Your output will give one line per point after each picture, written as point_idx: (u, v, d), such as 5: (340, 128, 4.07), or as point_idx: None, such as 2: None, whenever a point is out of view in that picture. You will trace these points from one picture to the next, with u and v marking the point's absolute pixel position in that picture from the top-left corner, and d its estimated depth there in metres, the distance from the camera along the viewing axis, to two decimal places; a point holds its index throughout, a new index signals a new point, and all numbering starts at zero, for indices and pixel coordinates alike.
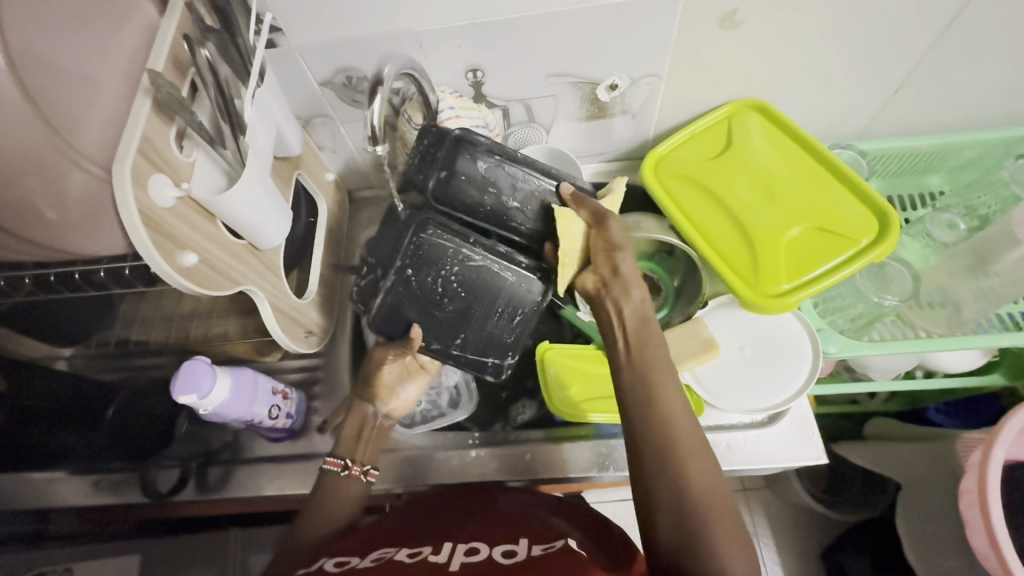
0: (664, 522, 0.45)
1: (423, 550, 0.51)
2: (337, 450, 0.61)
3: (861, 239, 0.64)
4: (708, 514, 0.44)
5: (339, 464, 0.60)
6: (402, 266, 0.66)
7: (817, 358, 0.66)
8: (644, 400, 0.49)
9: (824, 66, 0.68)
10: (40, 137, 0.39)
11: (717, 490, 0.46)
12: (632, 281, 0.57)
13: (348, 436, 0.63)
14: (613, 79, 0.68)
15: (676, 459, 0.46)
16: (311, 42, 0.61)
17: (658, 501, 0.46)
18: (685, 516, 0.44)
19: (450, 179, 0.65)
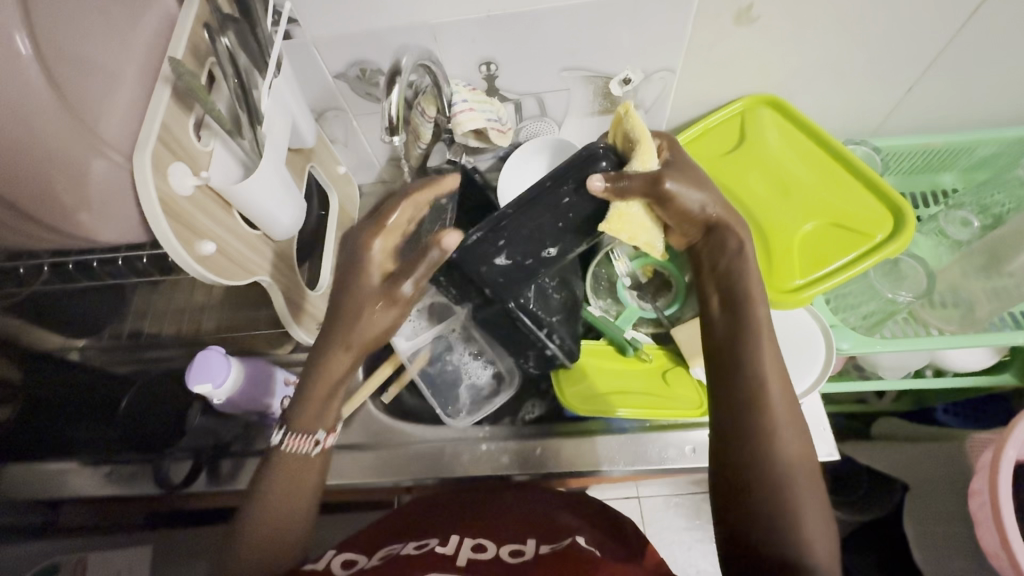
0: (746, 477, 0.42)
1: (429, 542, 0.52)
2: (297, 424, 0.51)
3: (875, 235, 0.64)
4: (796, 481, 0.41)
5: (307, 442, 0.51)
6: (549, 326, 0.59)
7: (831, 354, 0.66)
8: (748, 360, 0.45)
9: (839, 62, 0.67)
10: (63, 124, 0.39)
11: (805, 461, 0.42)
12: (732, 235, 0.52)
13: (308, 414, 0.51)
14: (627, 74, 0.68)
15: (769, 414, 0.43)
16: (327, 34, 0.61)
17: (747, 455, 0.42)
18: (769, 480, 0.41)
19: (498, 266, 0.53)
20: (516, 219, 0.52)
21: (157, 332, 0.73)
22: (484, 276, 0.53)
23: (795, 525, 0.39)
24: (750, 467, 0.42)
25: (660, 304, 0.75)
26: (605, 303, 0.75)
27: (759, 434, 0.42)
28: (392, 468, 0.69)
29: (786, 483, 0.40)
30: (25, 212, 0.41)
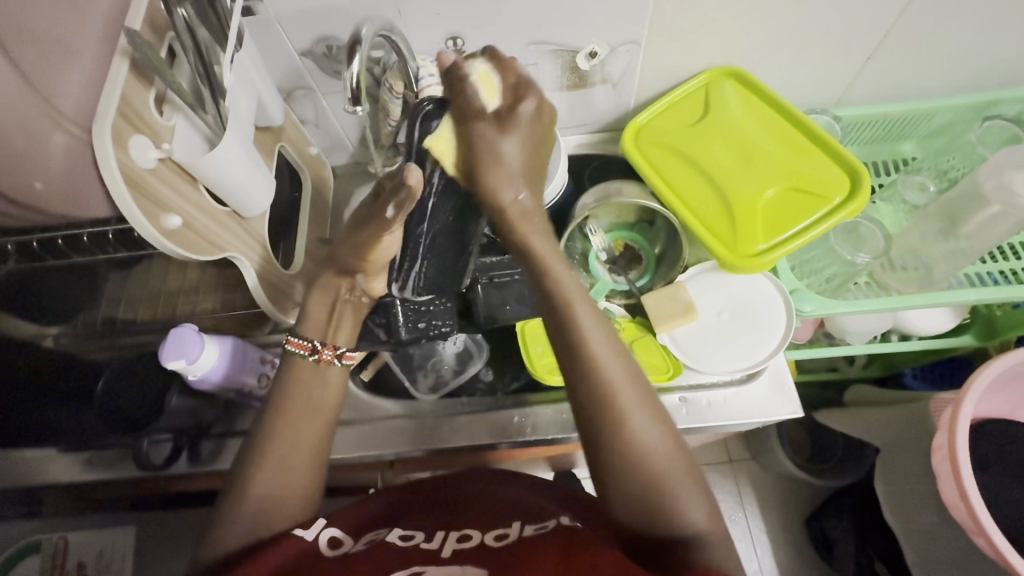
0: (616, 483, 0.43)
1: (416, 534, 0.52)
2: (306, 331, 0.56)
3: (834, 198, 0.66)
4: (668, 471, 0.43)
5: (305, 347, 0.55)
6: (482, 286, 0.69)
7: (790, 317, 0.69)
8: (603, 400, 0.44)
9: (797, 32, 0.69)
10: (20, 96, 0.40)
11: (670, 443, 0.44)
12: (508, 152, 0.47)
13: (316, 322, 0.56)
14: (592, 47, 0.69)
15: (620, 421, 0.43)
16: (289, 11, 0.61)
17: (610, 467, 0.43)
18: (640, 483, 0.42)
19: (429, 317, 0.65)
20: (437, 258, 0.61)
21: (131, 317, 0.73)
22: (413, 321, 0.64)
23: (666, 521, 0.42)
24: (614, 474, 0.43)
25: (632, 276, 0.77)
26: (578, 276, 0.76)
27: (616, 446, 0.43)
28: (372, 442, 0.70)
29: (652, 483, 0.42)
30: None
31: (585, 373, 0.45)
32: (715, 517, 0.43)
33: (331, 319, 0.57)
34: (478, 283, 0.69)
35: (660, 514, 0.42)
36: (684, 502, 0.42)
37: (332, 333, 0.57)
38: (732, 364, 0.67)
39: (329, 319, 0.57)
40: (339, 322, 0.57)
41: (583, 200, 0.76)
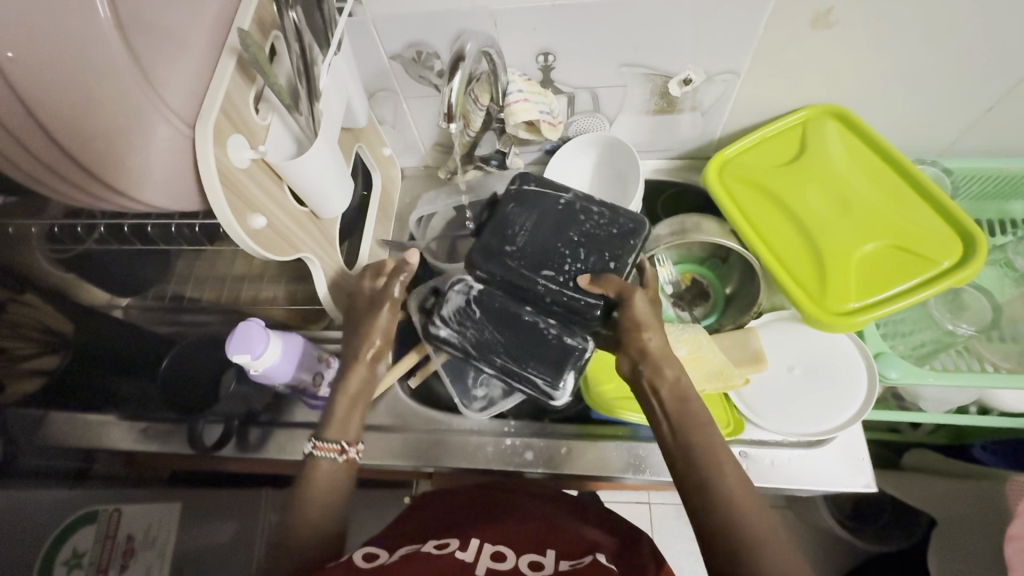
0: (702, 522, 0.46)
1: (451, 543, 0.53)
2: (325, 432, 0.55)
3: (943, 261, 0.60)
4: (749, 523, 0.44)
5: (333, 450, 0.54)
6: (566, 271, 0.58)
7: (874, 382, 0.64)
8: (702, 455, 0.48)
9: (914, 76, 0.64)
10: (132, 87, 0.40)
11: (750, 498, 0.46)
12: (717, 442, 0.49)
13: (338, 420, 0.56)
14: (687, 73, 0.66)
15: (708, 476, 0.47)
16: (386, 14, 0.60)
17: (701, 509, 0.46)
18: (734, 526, 0.44)
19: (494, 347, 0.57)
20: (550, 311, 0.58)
21: (198, 298, 0.76)
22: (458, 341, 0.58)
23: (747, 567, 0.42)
24: (700, 512, 0.46)
25: (697, 313, 0.75)
26: None
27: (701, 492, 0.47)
28: (412, 453, 0.69)
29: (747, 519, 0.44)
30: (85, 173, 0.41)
31: (690, 434, 0.50)
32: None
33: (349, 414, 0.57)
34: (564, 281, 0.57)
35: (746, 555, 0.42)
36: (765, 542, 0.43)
37: (349, 425, 0.57)
38: (803, 426, 0.63)
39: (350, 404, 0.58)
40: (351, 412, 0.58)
41: (657, 230, 0.73)
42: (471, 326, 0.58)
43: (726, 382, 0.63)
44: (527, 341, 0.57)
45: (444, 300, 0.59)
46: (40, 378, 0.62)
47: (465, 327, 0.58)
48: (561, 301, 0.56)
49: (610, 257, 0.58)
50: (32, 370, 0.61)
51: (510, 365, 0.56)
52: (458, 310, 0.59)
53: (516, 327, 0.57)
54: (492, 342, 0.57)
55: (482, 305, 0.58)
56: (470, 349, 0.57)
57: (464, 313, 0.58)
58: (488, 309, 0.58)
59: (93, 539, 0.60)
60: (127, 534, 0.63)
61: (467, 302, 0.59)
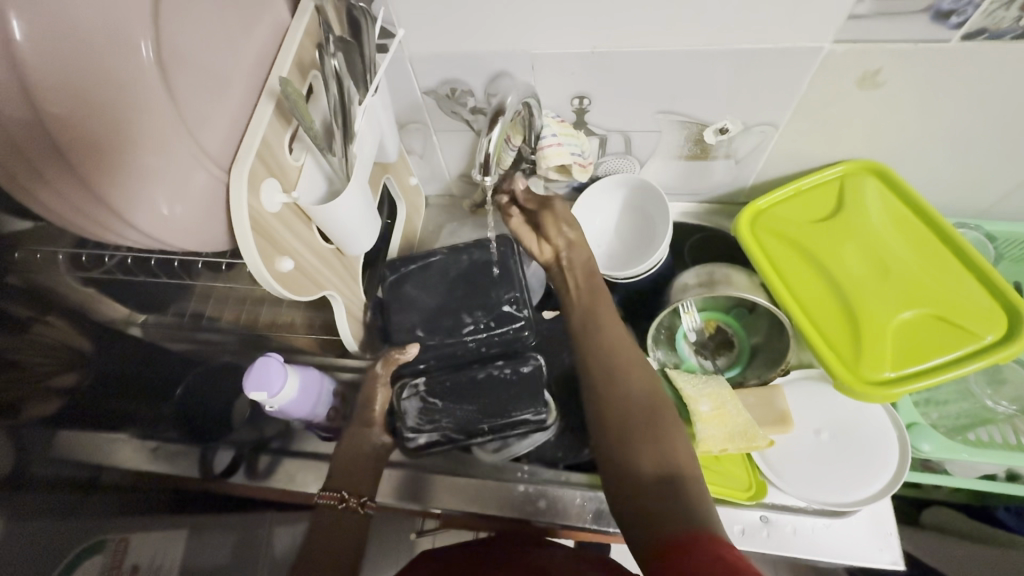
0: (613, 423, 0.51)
1: None
2: (331, 482, 0.60)
3: (984, 335, 0.59)
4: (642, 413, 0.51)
5: (334, 498, 0.58)
6: (477, 322, 0.67)
7: (905, 455, 0.62)
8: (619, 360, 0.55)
9: (962, 139, 0.62)
10: (170, 133, 0.39)
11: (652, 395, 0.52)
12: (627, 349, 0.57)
13: (344, 470, 0.61)
14: (725, 123, 0.64)
15: (616, 374, 0.54)
16: (423, 52, 0.60)
17: (608, 405, 0.52)
18: (639, 417, 0.51)
19: (478, 425, 0.64)
20: (491, 367, 0.66)
21: (216, 317, 0.75)
22: (450, 433, 0.64)
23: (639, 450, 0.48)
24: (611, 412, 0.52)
25: (720, 364, 0.72)
26: (664, 355, 0.71)
27: (610, 389, 0.53)
28: (421, 492, 0.67)
29: (653, 407, 0.51)
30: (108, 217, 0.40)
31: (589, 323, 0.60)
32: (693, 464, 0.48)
33: (355, 467, 0.62)
34: (478, 332, 0.67)
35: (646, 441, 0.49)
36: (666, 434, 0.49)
37: (361, 484, 0.61)
38: (826, 495, 0.61)
39: (353, 466, 0.61)
40: (363, 469, 0.62)
41: (684, 277, 0.72)
42: (450, 421, 0.64)
43: (749, 442, 0.61)
44: (491, 397, 0.65)
45: (402, 412, 0.64)
46: (62, 397, 0.61)
47: (437, 421, 0.64)
48: (492, 344, 0.67)
49: (506, 286, 0.69)
50: (55, 389, 0.61)
51: (496, 422, 0.63)
52: (421, 413, 0.65)
53: (475, 392, 0.65)
54: (468, 415, 0.64)
55: (436, 394, 0.65)
56: (453, 434, 0.64)
57: (428, 411, 0.65)
58: (444, 396, 0.65)
59: (100, 569, 0.53)
60: (133, 565, 0.55)
61: (424, 402, 0.65)
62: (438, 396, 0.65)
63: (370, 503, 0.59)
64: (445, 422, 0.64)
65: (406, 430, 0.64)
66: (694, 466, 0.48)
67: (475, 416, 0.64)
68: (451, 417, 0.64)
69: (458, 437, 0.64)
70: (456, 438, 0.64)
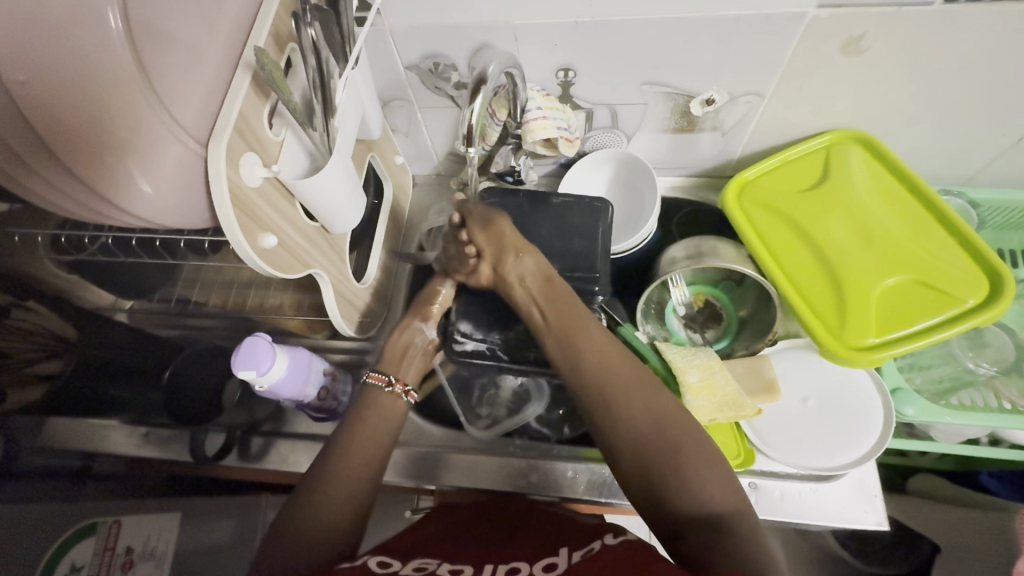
0: (632, 479, 0.46)
1: (464, 568, 0.46)
2: (381, 365, 0.62)
3: (967, 299, 0.60)
4: (599, 381, 0.49)
5: (382, 380, 0.59)
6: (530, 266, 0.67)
7: (890, 417, 0.63)
8: (613, 386, 0.48)
9: (944, 106, 0.62)
10: (142, 103, 0.38)
11: (609, 355, 0.51)
12: (560, 327, 0.54)
13: (392, 355, 0.64)
14: (710, 94, 0.64)
15: (619, 417, 0.47)
16: (404, 26, 0.59)
17: (622, 456, 0.46)
18: (655, 461, 0.45)
19: (527, 351, 0.62)
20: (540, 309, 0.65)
21: (204, 302, 0.74)
22: (493, 350, 0.63)
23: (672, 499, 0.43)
24: (623, 450, 0.46)
25: (709, 336, 0.73)
26: (653, 329, 0.72)
27: (615, 437, 0.47)
28: (415, 470, 0.67)
29: (666, 440, 0.45)
30: (83, 194, 0.39)
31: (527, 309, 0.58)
32: (730, 494, 0.43)
33: (404, 356, 0.64)
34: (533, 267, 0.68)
35: (605, 408, 0.48)
36: (627, 405, 0.47)
37: (404, 371, 0.63)
38: (814, 459, 0.62)
39: (402, 358, 0.64)
40: (412, 359, 0.64)
41: (672, 251, 0.71)
42: (501, 338, 0.64)
43: (731, 414, 0.62)
44: None
45: (460, 317, 0.65)
46: (44, 385, 0.63)
47: (489, 334, 0.64)
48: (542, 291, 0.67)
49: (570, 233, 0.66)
50: (37, 376, 0.62)
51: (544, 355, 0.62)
52: (478, 322, 0.65)
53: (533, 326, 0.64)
54: (520, 339, 0.63)
55: (499, 310, 0.65)
56: (499, 351, 0.63)
57: (485, 321, 0.65)
58: (505, 314, 0.65)
59: (92, 552, 0.58)
60: (126, 547, 0.61)
61: (483, 313, 0.65)
62: (495, 315, 0.65)
63: (413, 393, 0.60)
64: (497, 336, 0.64)
65: (455, 332, 0.64)
66: (665, 427, 0.46)
67: (524, 348, 0.62)
68: (504, 337, 0.64)
69: (504, 358, 0.62)
70: (502, 361, 0.62)
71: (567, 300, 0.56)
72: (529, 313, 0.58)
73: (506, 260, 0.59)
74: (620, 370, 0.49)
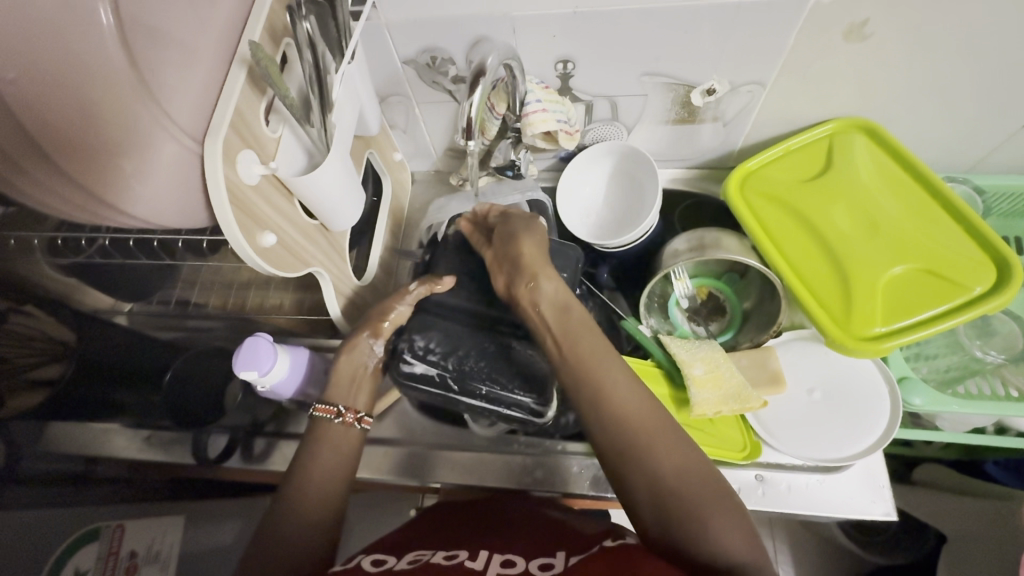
0: (648, 519, 0.43)
1: (459, 554, 0.47)
2: (330, 394, 0.57)
3: (974, 287, 0.59)
4: (615, 413, 0.46)
5: (331, 411, 0.55)
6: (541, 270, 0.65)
7: (897, 406, 0.62)
8: (630, 437, 0.45)
9: (948, 92, 0.61)
10: (136, 100, 0.37)
11: (628, 385, 0.48)
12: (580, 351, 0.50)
13: (340, 386, 0.58)
14: (712, 84, 0.63)
15: (636, 454, 0.44)
16: (401, 19, 0.58)
17: (637, 496, 0.44)
18: (675, 504, 0.42)
19: (480, 384, 0.59)
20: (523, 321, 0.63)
21: (203, 302, 0.75)
22: (441, 378, 0.59)
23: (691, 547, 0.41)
24: (640, 496, 0.43)
25: (713, 330, 0.73)
26: (656, 322, 0.72)
27: (633, 476, 0.44)
28: (419, 468, 0.67)
29: (686, 482, 0.42)
30: (78, 196, 0.38)
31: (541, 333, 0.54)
32: (752, 544, 0.41)
33: (353, 382, 0.59)
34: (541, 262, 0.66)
35: (620, 442, 0.45)
36: (647, 441, 0.44)
37: (354, 397, 0.58)
38: (820, 451, 0.62)
39: (351, 382, 0.59)
40: (359, 377, 0.60)
41: (675, 244, 0.71)
42: (456, 364, 0.60)
43: (737, 406, 0.61)
44: (507, 367, 0.60)
45: (414, 338, 0.61)
46: (44, 390, 0.61)
47: (445, 358, 0.60)
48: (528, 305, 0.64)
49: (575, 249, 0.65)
50: (33, 383, 0.60)
51: (495, 392, 0.58)
52: (437, 342, 0.61)
53: (496, 356, 0.61)
54: (476, 368, 0.60)
55: (459, 335, 0.61)
56: (449, 380, 0.59)
57: (442, 343, 0.61)
58: (466, 338, 0.61)
59: (95, 556, 0.56)
60: (130, 552, 0.60)
61: (442, 335, 0.61)
62: (456, 338, 0.61)
63: (367, 420, 0.57)
64: (453, 362, 0.60)
65: (403, 353, 0.60)
66: (685, 467, 0.43)
67: (476, 381, 0.59)
68: (460, 363, 0.60)
69: (451, 389, 0.59)
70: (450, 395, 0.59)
71: (584, 332, 0.52)
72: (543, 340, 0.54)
73: (524, 285, 0.55)
74: (641, 404, 0.46)
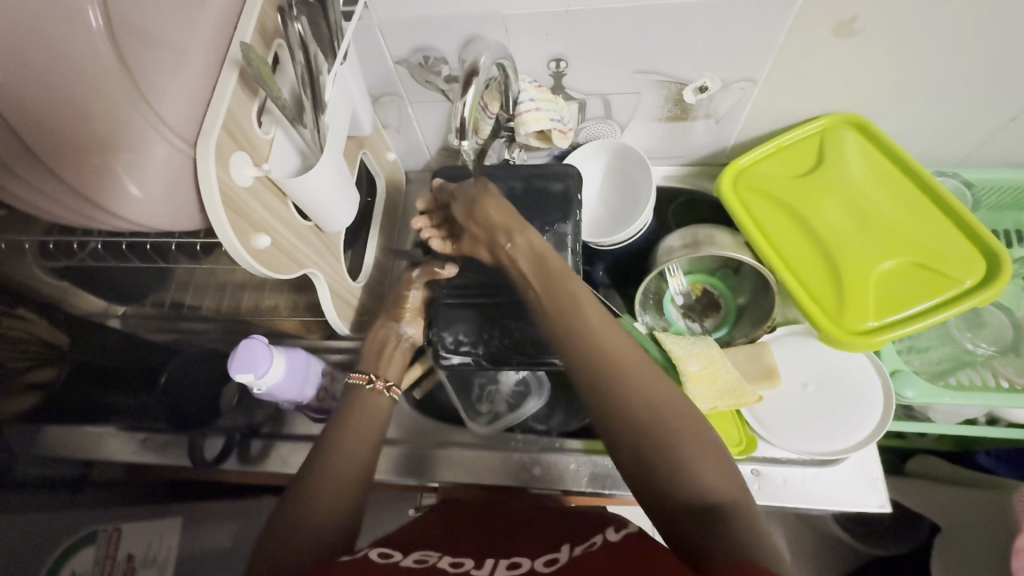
0: (626, 456, 0.43)
1: (466, 561, 0.46)
2: (362, 366, 0.61)
3: (964, 280, 0.60)
4: (598, 355, 0.46)
5: (364, 378, 0.59)
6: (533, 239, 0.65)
7: (891, 400, 0.63)
8: (610, 373, 0.45)
9: (937, 86, 0.62)
10: (127, 103, 0.37)
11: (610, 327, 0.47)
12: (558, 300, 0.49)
13: (371, 357, 0.63)
14: (704, 81, 0.63)
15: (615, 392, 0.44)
16: (392, 18, 0.58)
17: (615, 432, 0.44)
18: (653, 441, 0.42)
19: (516, 359, 0.62)
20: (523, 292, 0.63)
21: (198, 305, 0.73)
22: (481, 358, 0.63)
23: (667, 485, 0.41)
24: (619, 436, 0.44)
25: (707, 326, 0.73)
26: (652, 319, 0.72)
27: (613, 413, 0.44)
28: (417, 467, 0.67)
29: (664, 421, 0.43)
30: (69, 200, 0.38)
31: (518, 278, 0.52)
32: (728, 481, 0.41)
33: (382, 356, 0.64)
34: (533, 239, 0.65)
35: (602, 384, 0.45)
36: (629, 381, 0.44)
37: (387, 368, 0.63)
38: (815, 445, 0.62)
39: (381, 357, 0.64)
40: (390, 357, 0.64)
41: (669, 241, 0.71)
42: (485, 349, 0.63)
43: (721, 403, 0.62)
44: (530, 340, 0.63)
45: (442, 332, 0.64)
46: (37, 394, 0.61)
47: (475, 344, 0.63)
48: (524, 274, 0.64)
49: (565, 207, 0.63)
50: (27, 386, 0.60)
51: (534, 364, 0.61)
52: (465, 331, 0.64)
53: (515, 333, 0.63)
54: (501, 348, 0.63)
55: (479, 320, 0.64)
56: (486, 362, 0.63)
57: (470, 332, 0.64)
58: (485, 322, 0.64)
59: (91, 560, 0.57)
60: (127, 555, 0.60)
61: (466, 323, 0.64)
62: (478, 324, 0.64)
63: (396, 389, 0.60)
64: (484, 347, 0.63)
65: (436, 347, 0.63)
66: (665, 408, 0.43)
67: (515, 357, 0.62)
68: (489, 347, 0.63)
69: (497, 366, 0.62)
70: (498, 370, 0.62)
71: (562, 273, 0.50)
72: (526, 294, 0.52)
73: (500, 241, 0.53)
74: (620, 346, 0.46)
